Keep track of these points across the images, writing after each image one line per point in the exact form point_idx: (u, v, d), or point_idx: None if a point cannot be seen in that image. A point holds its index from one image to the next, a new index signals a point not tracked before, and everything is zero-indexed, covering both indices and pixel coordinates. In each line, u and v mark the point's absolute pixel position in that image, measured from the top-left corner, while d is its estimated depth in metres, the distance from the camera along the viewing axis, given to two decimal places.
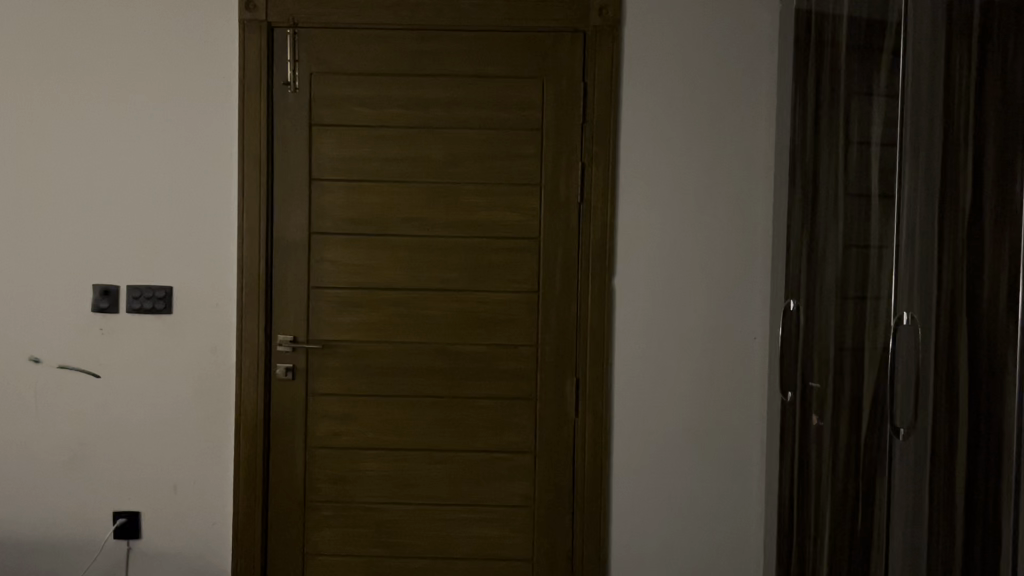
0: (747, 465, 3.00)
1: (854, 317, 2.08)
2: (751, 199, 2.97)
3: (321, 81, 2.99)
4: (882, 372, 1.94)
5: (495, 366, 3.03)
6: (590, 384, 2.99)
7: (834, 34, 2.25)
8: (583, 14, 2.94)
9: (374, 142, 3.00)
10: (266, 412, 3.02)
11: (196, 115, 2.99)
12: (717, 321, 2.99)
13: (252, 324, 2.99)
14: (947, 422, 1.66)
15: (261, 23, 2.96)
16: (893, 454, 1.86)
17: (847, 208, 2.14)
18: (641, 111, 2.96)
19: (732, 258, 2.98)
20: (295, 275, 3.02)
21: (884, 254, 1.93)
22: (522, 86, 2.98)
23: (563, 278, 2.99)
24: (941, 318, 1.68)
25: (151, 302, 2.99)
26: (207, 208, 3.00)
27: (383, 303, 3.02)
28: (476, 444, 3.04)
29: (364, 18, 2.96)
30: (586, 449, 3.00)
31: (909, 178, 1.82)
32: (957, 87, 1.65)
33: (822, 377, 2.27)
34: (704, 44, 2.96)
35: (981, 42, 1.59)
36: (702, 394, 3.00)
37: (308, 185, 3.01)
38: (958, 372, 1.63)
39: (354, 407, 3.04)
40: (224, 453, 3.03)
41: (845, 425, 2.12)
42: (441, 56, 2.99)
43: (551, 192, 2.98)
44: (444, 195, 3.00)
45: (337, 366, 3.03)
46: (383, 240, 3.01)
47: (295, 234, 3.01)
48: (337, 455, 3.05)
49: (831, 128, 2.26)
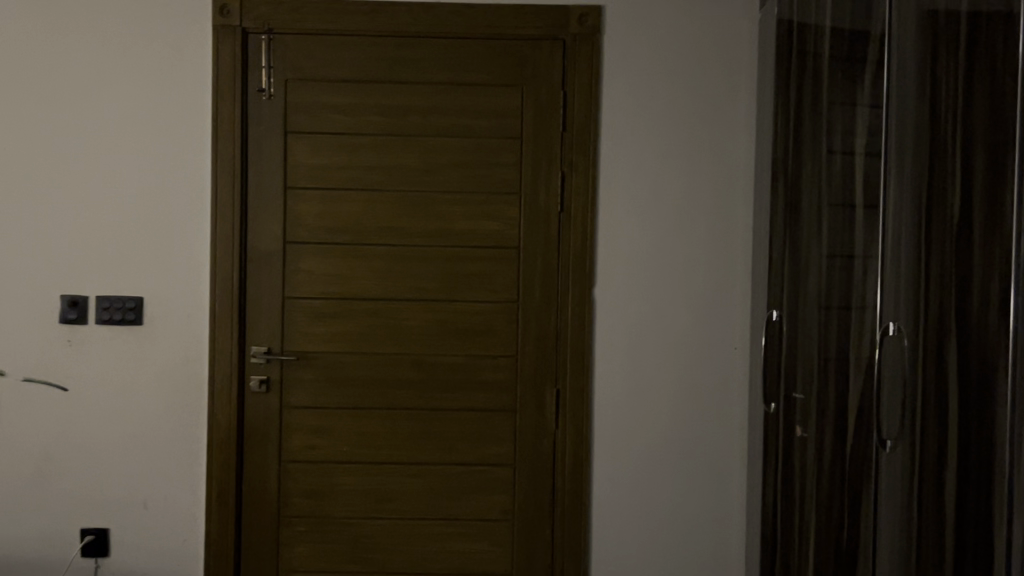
0: (729, 477, 2.98)
1: (838, 328, 2.07)
2: (731, 209, 2.95)
3: (296, 88, 2.94)
4: (868, 384, 1.92)
5: (474, 377, 2.98)
6: (571, 396, 2.96)
7: (816, 44, 2.25)
8: (562, 21, 2.92)
9: (351, 150, 2.95)
10: (239, 425, 2.96)
11: (169, 123, 2.92)
12: (698, 331, 2.96)
13: (226, 335, 2.93)
14: (937, 436, 1.64)
15: (235, 29, 2.91)
16: (881, 465, 1.85)
17: (832, 217, 2.12)
18: (621, 120, 2.94)
19: (713, 267, 2.96)
20: (269, 285, 2.96)
21: (869, 264, 1.92)
22: (501, 94, 2.95)
23: (543, 288, 2.96)
24: (929, 331, 1.66)
25: (121, 313, 2.92)
26: (179, 217, 2.93)
27: (359, 313, 2.96)
28: (454, 457, 2.99)
29: (340, 23, 2.92)
30: (567, 461, 2.97)
31: (895, 188, 1.81)
32: (945, 93, 1.63)
33: (806, 388, 2.26)
34: (684, 53, 2.94)
35: (966, 47, 1.57)
36: (683, 407, 2.97)
37: (283, 194, 2.95)
38: (948, 385, 1.61)
39: (329, 420, 2.98)
40: (196, 468, 2.96)
41: (830, 436, 2.10)
42: (418, 63, 2.95)
43: (530, 200, 2.95)
44: (423, 203, 2.96)
45: (313, 378, 2.97)
46: (360, 249, 2.96)
47: (269, 243, 2.95)
48: (313, 469, 2.99)
49: (814, 137, 2.25)
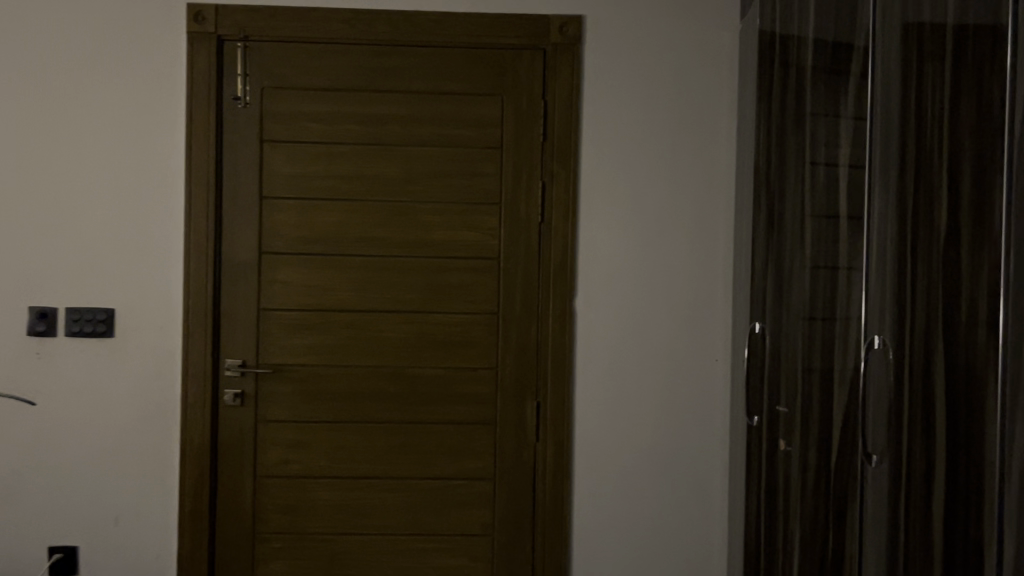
0: (711, 489, 2.95)
1: (822, 340, 2.05)
2: (712, 220, 2.94)
3: (273, 96, 2.89)
4: (852, 398, 1.90)
5: (453, 390, 2.94)
6: (551, 408, 2.92)
7: (799, 55, 2.24)
8: (542, 30, 2.89)
9: (328, 158, 2.90)
10: (214, 439, 2.89)
11: (142, 132, 2.86)
12: (679, 343, 2.94)
13: (199, 348, 2.87)
14: (924, 452, 1.62)
15: (210, 36, 2.86)
16: (866, 479, 1.83)
17: (815, 228, 2.10)
18: (602, 129, 2.92)
19: (695, 279, 2.94)
20: (244, 296, 2.90)
21: (853, 276, 1.90)
22: (481, 103, 2.92)
23: (523, 299, 2.93)
24: (915, 345, 1.65)
25: (91, 325, 2.84)
26: (152, 227, 2.87)
27: (336, 325, 2.91)
28: (434, 471, 2.94)
29: (318, 31, 2.87)
30: (547, 475, 2.93)
31: (880, 201, 1.80)
32: (931, 107, 1.62)
33: (790, 401, 2.23)
34: (666, 63, 2.93)
35: (952, 61, 1.55)
36: (665, 419, 2.94)
37: (259, 203, 2.90)
38: (936, 400, 1.59)
39: (305, 434, 2.92)
40: (169, 484, 2.89)
41: (814, 449, 2.08)
42: (397, 71, 2.91)
43: (510, 211, 2.92)
44: (401, 214, 2.91)
45: (289, 391, 2.92)
46: (338, 260, 2.91)
47: (243, 254, 2.90)
48: (288, 484, 2.93)
49: (797, 148, 2.23)
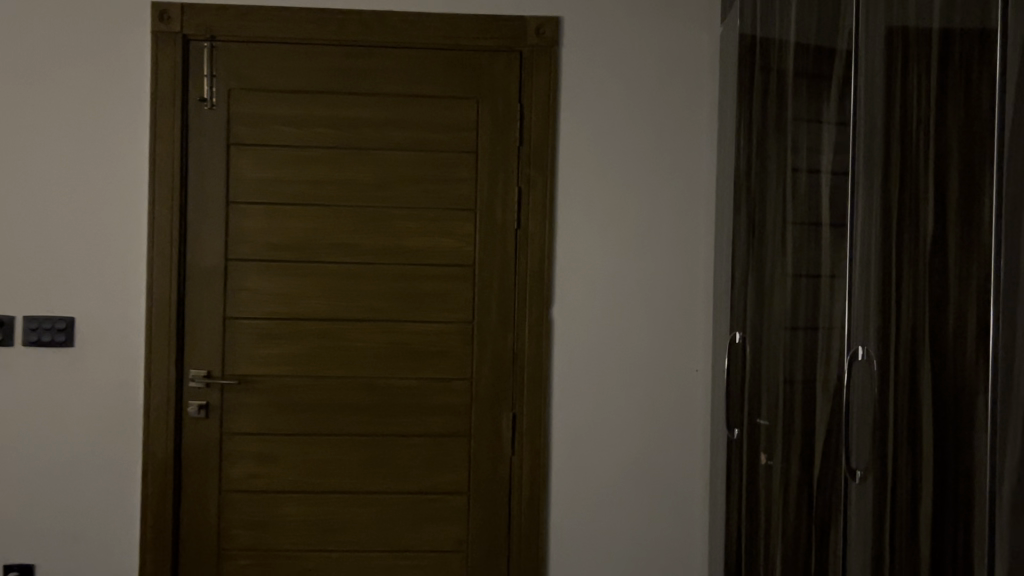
0: (692, 503, 2.87)
1: (804, 350, 1.98)
2: (693, 228, 2.87)
3: (240, 98, 2.80)
4: (834, 411, 1.83)
5: (426, 401, 2.85)
6: (527, 420, 2.84)
7: (780, 59, 2.17)
8: (519, 33, 2.82)
9: (297, 162, 2.81)
10: (177, 452, 2.79)
11: (104, 134, 2.77)
12: (658, 353, 2.87)
13: (162, 358, 2.77)
14: (910, 467, 1.55)
15: (176, 36, 2.76)
16: (850, 496, 1.76)
17: (796, 236, 2.04)
18: (581, 133, 2.85)
19: (675, 287, 2.87)
20: (209, 304, 2.81)
21: (836, 284, 1.83)
22: (455, 107, 2.84)
23: (499, 308, 2.85)
24: (901, 358, 1.58)
25: (50, 334, 2.74)
26: (114, 232, 2.77)
27: (306, 334, 2.82)
28: (406, 485, 2.85)
29: (287, 31, 2.79)
30: (523, 488, 2.84)
31: (864, 207, 1.73)
32: (916, 110, 1.55)
33: (771, 415, 2.16)
34: (645, 66, 2.86)
35: (939, 61, 1.49)
36: (645, 429, 2.87)
37: (225, 209, 2.80)
38: (922, 414, 1.52)
39: (273, 447, 2.82)
40: (130, 500, 2.78)
41: (796, 464, 2.01)
42: (369, 73, 2.83)
43: (485, 217, 2.84)
44: (374, 219, 2.83)
45: (256, 403, 2.82)
46: (307, 267, 2.82)
47: (209, 261, 2.80)
48: (255, 499, 2.82)
49: (778, 154, 2.17)
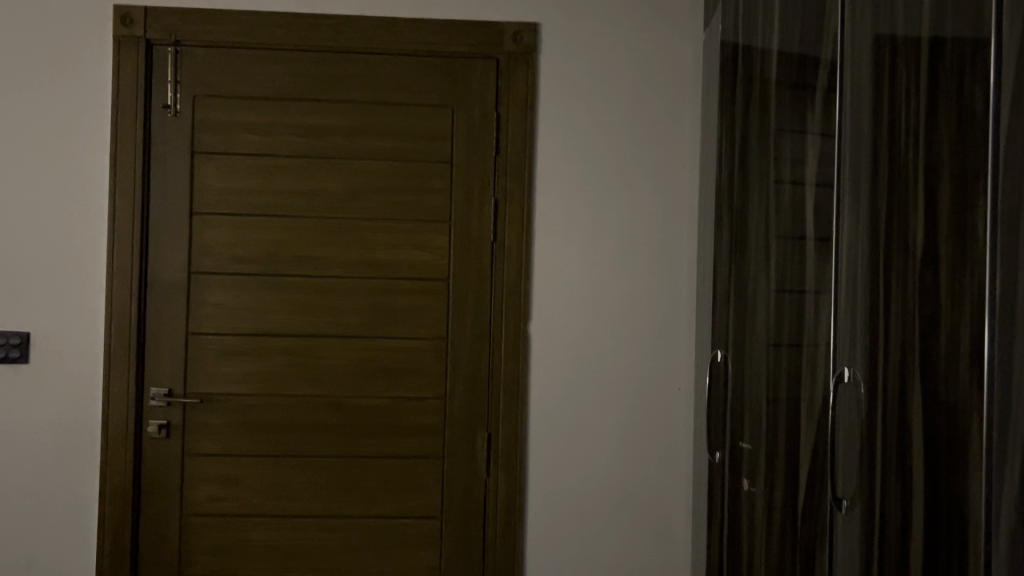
0: (673, 528, 2.76)
1: (788, 372, 1.88)
2: (676, 241, 2.77)
3: (206, 105, 2.70)
4: (819, 436, 1.72)
5: (398, 421, 2.73)
6: (503, 441, 2.73)
7: (763, 67, 2.08)
8: (495, 39, 2.73)
9: (265, 172, 2.71)
10: (137, 474, 2.67)
11: (63, 141, 2.65)
12: (640, 372, 2.76)
13: (122, 376, 2.65)
14: (900, 499, 1.44)
15: (139, 40, 2.66)
16: (836, 527, 1.65)
17: (780, 250, 1.94)
18: (559, 143, 2.75)
19: (656, 303, 2.77)
20: (172, 319, 2.69)
21: (821, 300, 1.73)
22: (430, 115, 2.74)
23: (474, 324, 2.74)
24: (889, 381, 1.48)
25: (3, 350, 2.62)
26: (72, 244, 2.65)
27: (273, 351, 2.71)
28: (376, 509, 2.73)
29: (255, 36, 2.68)
30: (499, 513, 2.73)
31: (850, 220, 1.64)
32: (905, 115, 1.46)
33: (754, 438, 2.06)
34: (626, 75, 2.77)
35: (930, 63, 1.39)
36: (626, 452, 2.76)
37: (189, 220, 2.69)
38: (914, 443, 1.41)
39: (237, 468, 2.70)
40: (86, 525, 2.65)
41: (779, 491, 1.91)
42: (340, 80, 2.72)
43: (460, 230, 2.74)
44: (345, 232, 2.72)
45: (220, 422, 2.70)
46: (275, 280, 2.71)
47: (172, 274, 2.69)
48: (219, 523, 2.70)
49: (760, 165, 2.08)
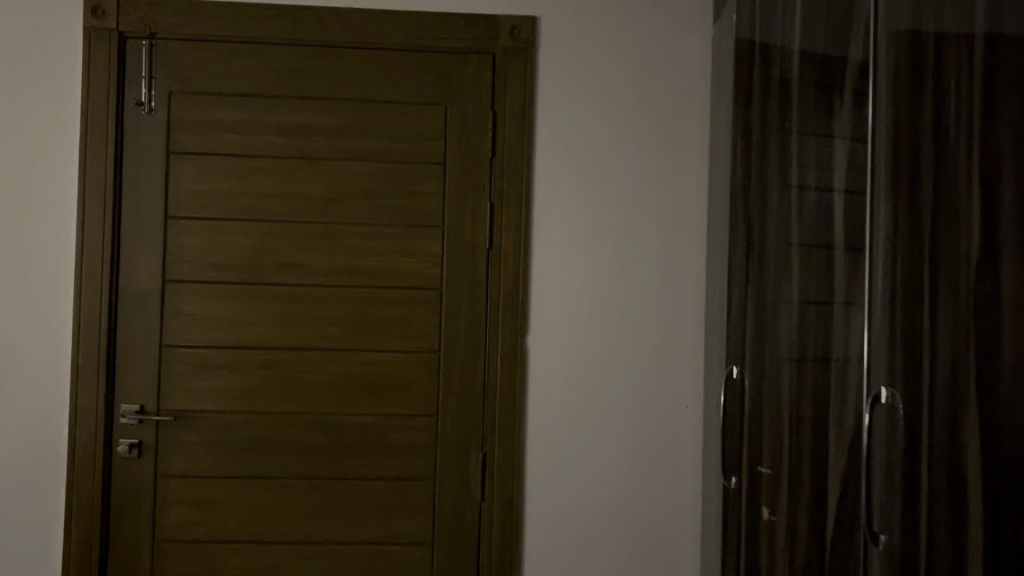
0: (680, 552, 2.59)
1: (814, 392, 1.72)
2: (683, 249, 2.61)
3: (181, 102, 2.53)
4: (852, 462, 1.56)
5: (386, 440, 2.56)
6: (499, 460, 2.56)
7: (782, 66, 1.93)
8: (491, 33, 2.57)
9: (244, 173, 2.54)
10: (105, 496, 2.49)
11: (28, 140, 2.48)
12: (645, 386, 2.59)
13: (89, 391, 2.47)
14: (950, 541, 1.28)
15: (111, 32, 2.49)
16: (871, 563, 1.49)
17: (803, 260, 1.78)
18: (559, 144, 2.59)
19: (662, 314, 2.60)
20: (144, 331, 2.52)
21: (853, 313, 1.57)
22: (420, 114, 2.58)
23: (468, 336, 2.57)
24: (936, 405, 1.31)
25: None
26: (38, 251, 2.48)
27: (252, 365, 2.53)
28: (362, 533, 2.56)
29: (235, 30, 2.52)
30: (493, 539, 2.56)
31: (887, 225, 1.48)
32: (957, 106, 1.29)
33: (774, 463, 1.90)
34: (630, 74, 2.61)
35: (989, 47, 1.22)
36: (630, 470, 2.59)
37: (163, 225, 2.52)
38: (966, 476, 1.24)
39: (213, 490, 2.53)
40: (52, 551, 2.47)
41: (804, 522, 1.74)
42: (325, 76, 2.56)
43: (453, 235, 2.57)
44: (330, 238, 2.55)
45: (195, 441, 2.52)
46: (254, 289, 2.54)
47: (145, 282, 2.52)
48: (192, 548, 2.52)
49: (780, 170, 1.92)
